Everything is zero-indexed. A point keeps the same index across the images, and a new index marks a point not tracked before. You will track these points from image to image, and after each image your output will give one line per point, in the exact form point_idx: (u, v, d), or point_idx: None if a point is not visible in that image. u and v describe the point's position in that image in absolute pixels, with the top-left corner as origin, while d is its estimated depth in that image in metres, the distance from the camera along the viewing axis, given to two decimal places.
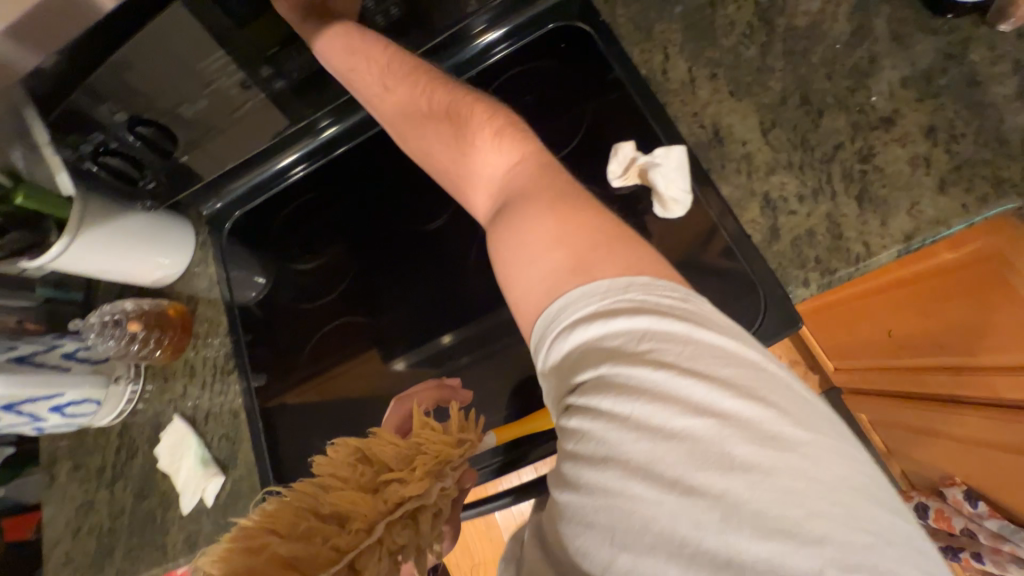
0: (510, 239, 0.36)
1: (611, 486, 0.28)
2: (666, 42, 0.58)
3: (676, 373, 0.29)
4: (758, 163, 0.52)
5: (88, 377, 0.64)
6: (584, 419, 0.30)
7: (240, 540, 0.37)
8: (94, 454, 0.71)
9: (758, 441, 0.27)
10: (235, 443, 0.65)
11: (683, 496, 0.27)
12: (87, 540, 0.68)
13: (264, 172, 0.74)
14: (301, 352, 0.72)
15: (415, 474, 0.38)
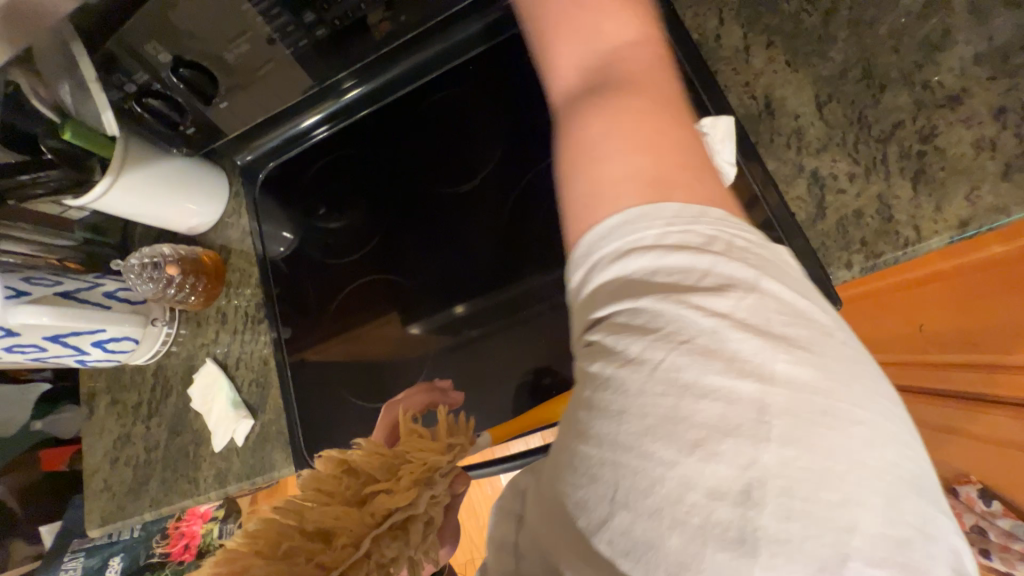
0: (596, 124, 0.35)
1: (635, 443, 0.27)
2: (721, 6, 0.56)
3: (728, 312, 0.28)
4: (810, 138, 0.50)
5: (128, 316, 0.66)
6: (619, 347, 0.29)
7: (222, 563, 0.35)
8: (130, 391, 0.74)
9: (799, 387, 0.26)
10: (265, 389, 0.67)
11: (695, 436, 0.26)
12: (125, 469, 0.72)
13: (289, 131, 0.75)
14: (326, 310, 0.70)
15: (402, 483, 0.38)
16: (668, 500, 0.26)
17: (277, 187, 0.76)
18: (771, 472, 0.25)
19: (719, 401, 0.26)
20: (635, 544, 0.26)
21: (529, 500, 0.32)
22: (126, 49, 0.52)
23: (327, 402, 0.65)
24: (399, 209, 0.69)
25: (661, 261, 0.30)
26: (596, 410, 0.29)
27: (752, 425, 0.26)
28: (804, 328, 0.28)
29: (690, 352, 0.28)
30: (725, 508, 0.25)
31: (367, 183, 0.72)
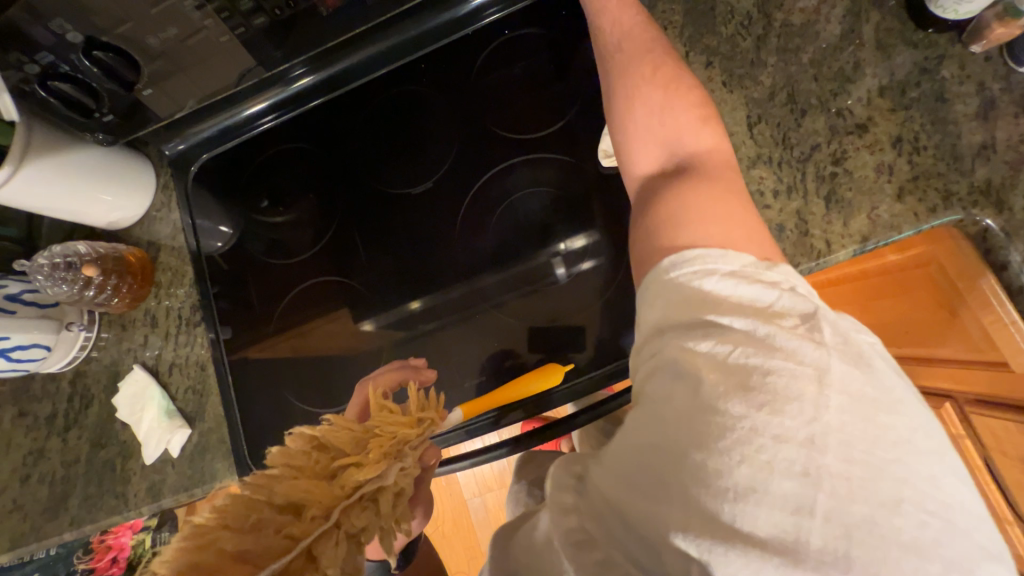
0: (686, 191, 0.44)
1: (755, 460, 0.32)
2: (666, 22, 0.58)
3: (773, 322, 0.36)
4: (741, 155, 0.54)
5: (37, 323, 0.60)
6: (675, 356, 0.37)
7: (190, 538, 0.34)
8: (42, 401, 0.68)
9: (831, 358, 0.34)
10: (203, 396, 0.63)
11: (756, 400, 0.33)
12: (38, 487, 0.66)
13: (231, 118, 0.70)
14: (271, 313, 0.66)
15: (370, 456, 0.41)
16: (725, 447, 0.33)
17: (214, 179, 0.70)
18: (813, 419, 0.32)
19: (766, 376, 0.34)
20: (706, 489, 0.33)
21: (605, 471, 0.39)
22: (19, 27, 0.46)
23: (270, 409, 0.62)
24: (348, 206, 0.67)
25: (700, 299, 0.38)
26: (670, 395, 0.36)
27: (802, 389, 0.33)
28: (871, 389, 0.34)
29: (737, 350, 0.36)
30: (787, 448, 0.32)
31: (318, 175, 0.68)
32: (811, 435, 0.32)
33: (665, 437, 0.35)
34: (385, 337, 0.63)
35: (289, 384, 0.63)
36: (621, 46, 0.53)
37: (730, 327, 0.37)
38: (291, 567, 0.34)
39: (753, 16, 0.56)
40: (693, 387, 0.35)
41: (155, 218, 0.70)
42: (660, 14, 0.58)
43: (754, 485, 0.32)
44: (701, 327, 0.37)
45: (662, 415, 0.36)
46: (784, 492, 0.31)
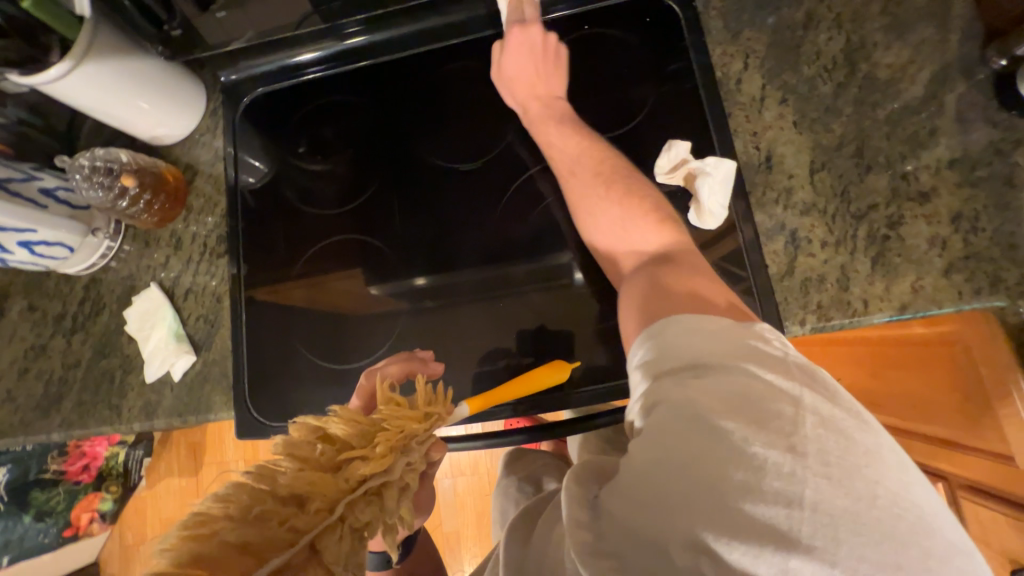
0: (654, 291, 0.45)
1: (741, 463, 0.32)
2: (749, 50, 0.57)
3: (755, 356, 0.36)
4: (798, 199, 0.53)
5: (66, 223, 0.59)
6: (666, 384, 0.37)
7: (192, 524, 0.33)
8: (53, 299, 0.67)
9: (805, 383, 0.35)
10: (213, 327, 0.63)
11: (742, 415, 0.33)
12: (34, 383, 0.66)
13: (280, 60, 0.69)
14: (295, 261, 0.65)
15: (376, 451, 0.40)
16: (715, 452, 0.33)
17: (263, 115, 0.69)
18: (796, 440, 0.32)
19: (749, 397, 0.34)
20: (703, 496, 0.32)
21: (614, 493, 0.37)
22: None
23: (278, 354, 0.62)
24: (395, 168, 0.66)
25: (664, 367, 0.38)
26: (664, 420, 0.35)
27: (786, 411, 0.33)
28: (852, 411, 0.34)
29: (723, 378, 0.35)
30: (774, 453, 0.32)
31: (361, 131, 0.68)
32: (796, 449, 0.32)
33: (659, 450, 0.35)
34: (402, 308, 0.62)
35: (300, 335, 0.62)
36: (576, 169, 0.56)
37: (717, 372, 0.36)
38: (296, 562, 0.33)
39: (837, 62, 0.55)
40: (680, 412, 0.35)
41: (198, 142, 0.69)
42: (744, 41, 0.57)
43: (747, 485, 0.31)
44: (690, 369, 0.37)
45: (656, 431, 0.35)
46: (774, 491, 0.31)
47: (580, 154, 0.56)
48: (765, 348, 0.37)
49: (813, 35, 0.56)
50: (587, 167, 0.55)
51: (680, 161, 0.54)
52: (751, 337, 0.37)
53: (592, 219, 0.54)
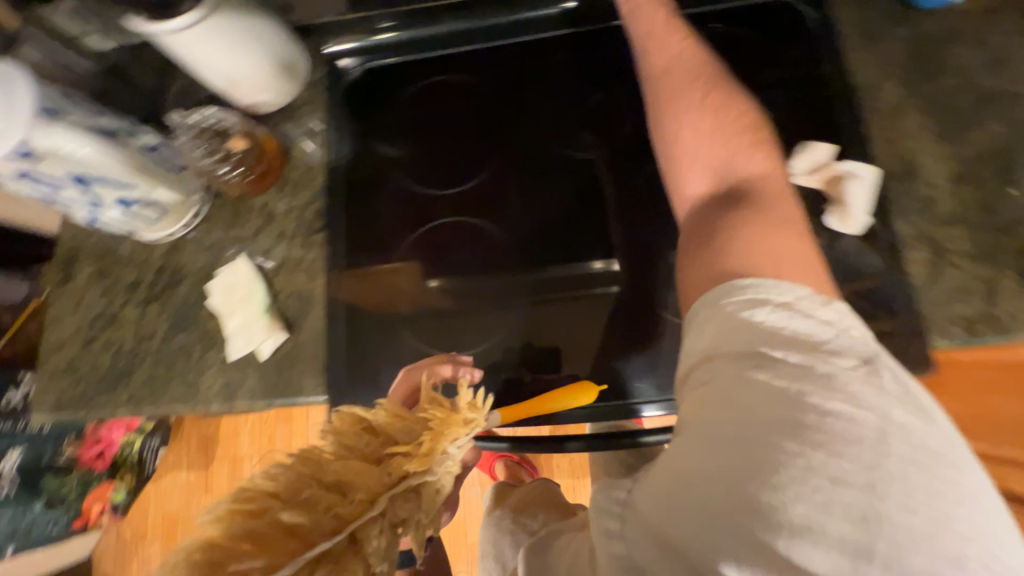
0: (731, 231, 0.43)
1: (812, 478, 0.32)
2: (884, 60, 0.57)
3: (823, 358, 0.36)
4: (941, 209, 0.52)
5: (167, 184, 0.56)
6: (722, 380, 0.36)
7: (244, 503, 0.37)
8: (127, 266, 0.63)
9: (896, 406, 0.34)
10: (306, 305, 0.59)
11: (812, 438, 0.32)
12: (100, 354, 0.61)
13: (366, 42, 0.68)
14: (400, 244, 0.63)
15: (421, 450, 0.41)
16: (784, 463, 0.32)
17: (365, 95, 0.67)
18: (875, 465, 0.31)
19: (823, 414, 0.33)
20: (760, 500, 0.32)
21: (648, 495, 0.36)
22: None
23: (376, 337, 0.60)
24: (502, 155, 0.64)
25: (733, 339, 0.37)
26: (720, 422, 0.34)
27: (864, 432, 0.32)
28: (914, 417, 0.33)
29: (792, 385, 0.35)
30: (847, 485, 0.31)
31: (465, 115, 0.66)
32: (874, 475, 0.31)
33: (716, 440, 0.34)
34: (511, 298, 0.59)
35: (399, 320, 0.60)
36: (667, 76, 0.53)
37: (784, 366, 0.35)
38: (336, 548, 0.36)
39: (977, 76, 0.55)
40: (740, 400, 0.35)
41: (296, 114, 0.66)
42: (880, 50, 0.57)
43: (812, 500, 0.31)
44: (751, 359, 0.36)
45: (710, 432, 0.34)
46: (843, 512, 0.31)
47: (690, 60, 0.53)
48: (846, 360, 0.36)
49: (952, 49, 0.56)
50: (682, 97, 0.51)
51: (820, 164, 0.53)
52: (829, 344, 0.36)
53: (688, 153, 0.50)
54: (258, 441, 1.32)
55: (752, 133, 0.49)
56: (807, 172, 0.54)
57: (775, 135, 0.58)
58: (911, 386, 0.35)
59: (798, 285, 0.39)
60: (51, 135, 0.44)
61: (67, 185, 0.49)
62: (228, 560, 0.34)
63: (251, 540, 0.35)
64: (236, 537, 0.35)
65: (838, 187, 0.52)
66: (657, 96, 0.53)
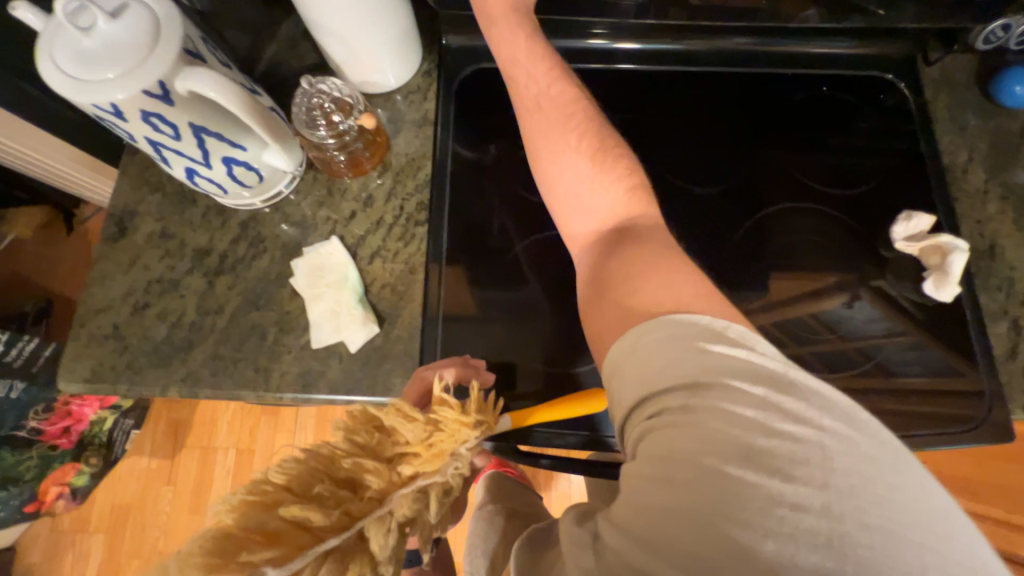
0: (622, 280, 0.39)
1: (761, 503, 0.29)
2: (972, 146, 0.62)
3: (756, 374, 0.33)
4: (1019, 290, 0.57)
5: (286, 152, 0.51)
6: (663, 412, 0.33)
7: (257, 493, 0.33)
8: (196, 231, 0.57)
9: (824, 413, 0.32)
10: (401, 300, 0.55)
11: (766, 467, 0.30)
12: (153, 323, 0.54)
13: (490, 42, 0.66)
14: (507, 251, 0.60)
15: (430, 450, 0.37)
16: (742, 487, 0.30)
17: (474, 93, 0.66)
18: (834, 491, 0.29)
19: (769, 436, 0.31)
20: (722, 520, 0.29)
21: (614, 527, 0.32)
22: None
23: (478, 349, 0.55)
24: None
25: (658, 376, 0.34)
26: (672, 452, 0.32)
27: (808, 451, 0.31)
28: (859, 426, 0.32)
29: (730, 404, 0.32)
30: (806, 516, 0.29)
31: None
32: (829, 497, 0.29)
33: (682, 470, 0.31)
34: None
35: (503, 332, 0.56)
36: (542, 101, 0.49)
37: (724, 387, 0.33)
38: (346, 546, 0.32)
39: None
40: (693, 424, 0.32)
41: (403, 100, 0.63)
42: (969, 137, 0.63)
43: (755, 519, 0.29)
44: (684, 388, 0.33)
45: (665, 462, 0.31)
46: (811, 543, 0.28)
47: (539, 99, 0.49)
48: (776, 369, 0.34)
49: None
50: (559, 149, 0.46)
51: (920, 233, 0.58)
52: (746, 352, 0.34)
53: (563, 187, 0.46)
54: (237, 433, 1.22)
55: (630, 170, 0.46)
56: (908, 239, 0.58)
57: (872, 200, 0.61)
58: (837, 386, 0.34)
59: (695, 311, 0.36)
60: (191, 80, 0.39)
61: (180, 136, 0.43)
62: (232, 555, 0.30)
63: (263, 532, 0.32)
64: (250, 527, 0.32)
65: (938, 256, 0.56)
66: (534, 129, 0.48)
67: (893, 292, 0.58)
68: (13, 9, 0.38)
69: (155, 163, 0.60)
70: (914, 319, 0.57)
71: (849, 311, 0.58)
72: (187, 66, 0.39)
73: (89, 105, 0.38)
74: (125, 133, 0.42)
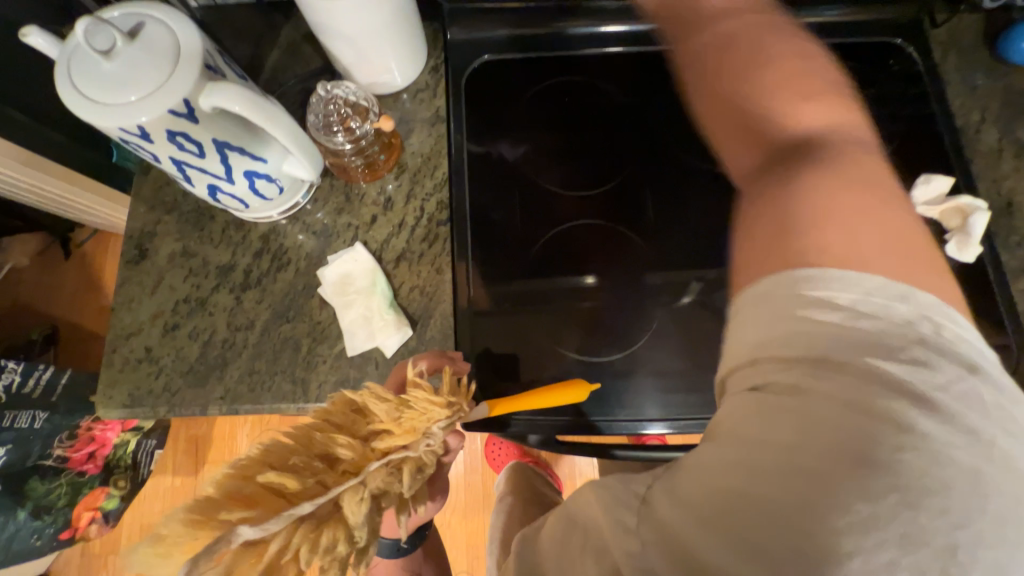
0: (770, 206, 0.38)
1: (875, 512, 0.25)
2: (984, 106, 0.63)
3: (900, 361, 0.29)
4: None
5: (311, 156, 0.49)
6: (771, 389, 0.31)
7: (236, 465, 0.33)
8: (218, 248, 0.57)
9: (981, 424, 0.27)
10: (433, 301, 0.56)
11: (888, 471, 0.26)
12: (185, 343, 0.54)
13: (495, 35, 0.65)
14: (532, 244, 0.60)
15: (402, 426, 0.36)
16: (856, 500, 0.25)
17: (484, 86, 0.65)
18: (964, 509, 0.25)
19: (901, 448, 0.26)
20: (807, 518, 0.26)
21: (676, 499, 0.31)
22: None
23: (514, 347, 0.56)
24: (635, 158, 0.63)
25: (794, 349, 0.31)
26: (772, 436, 0.28)
27: (955, 478, 0.25)
28: (1016, 444, 0.27)
29: (866, 393, 0.28)
30: (920, 533, 0.24)
31: (594, 117, 0.64)
32: (957, 538, 0.24)
33: (780, 461, 0.27)
34: (647, 306, 0.58)
35: (535, 324, 0.57)
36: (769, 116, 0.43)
37: (876, 400, 0.28)
38: (319, 513, 0.32)
39: None
40: (809, 410, 0.28)
41: (412, 98, 0.63)
42: (981, 96, 0.63)
43: (859, 526, 0.25)
44: (805, 362, 0.30)
45: (761, 445, 0.28)
46: (920, 559, 0.24)
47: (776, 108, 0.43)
48: (941, 372, 0.29)
49: None
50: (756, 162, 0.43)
51: (938, 196, 0.59)
52: (909, 347, 0.30)
53: (718, 112, 0.46)
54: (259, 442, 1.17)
55: (824, 92, 0.43)
56: (929, 203, 0.58)
57: (890, 166, 0.62)
58: (1021, 421, 0.28)
59: (866, 272, 0.32)
60: (215, 96, 0.38)
61: (204, 154, 0.42)
62: (212, 513, 0.31)
63: (240, 501, 0.31)
64: (230, 493, 0.32)
65: (960, 217, 0.57)
66: (713, 69, 0.47)
67: None
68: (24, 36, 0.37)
69: (168, 182, 0.59)
70: None
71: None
72: (210, 82, 0.38)
73: (115, 129, 0.37)
74: (148, 154, 0.42)
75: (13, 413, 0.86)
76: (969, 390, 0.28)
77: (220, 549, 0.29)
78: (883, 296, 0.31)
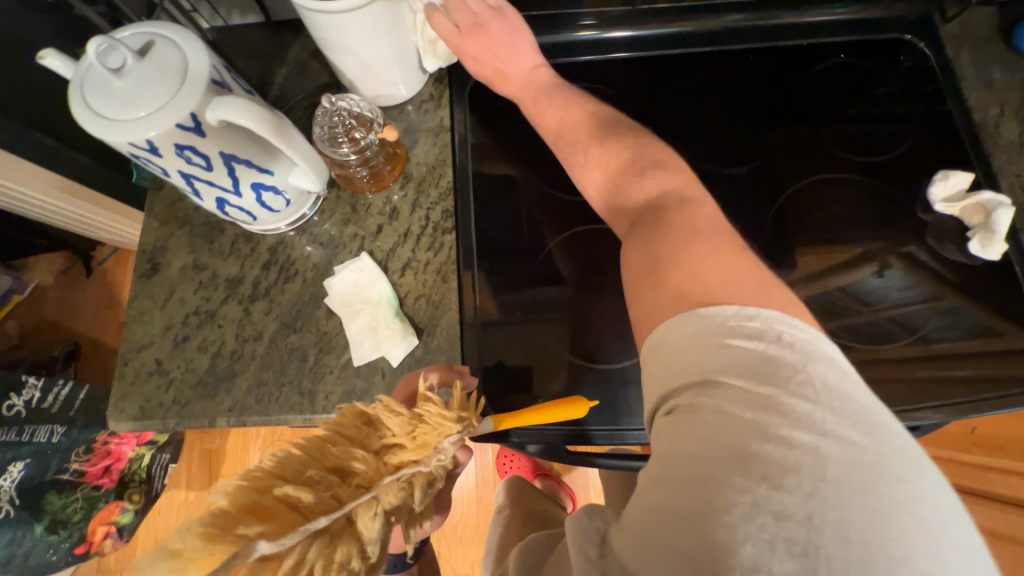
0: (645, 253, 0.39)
1: (743, 511, 0.27)
2: (1003, 99, 0.61)
3: (757, 373, 0.31)
4: None
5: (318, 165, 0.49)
6: (672, 411, 0.32)
7: (250, 478, 0.32)
8: (227, 260, 0.58)
9: (828, 419, 0.29)
10: (439, 309, 0.55)
11: (755, 472, 0.28)
12: (195, 355, 0.54)
13: None
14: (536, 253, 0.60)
15: (416, 441, 0.35)
16: (728, 503, 0.27)
17: (489, 99, 0.66)
18: (814, 497, 0.27)
19: (764, 446, 0.29)
20: (697, 527, 0.28)
21: (623, 533, 0.31)
22: None
23: (520, 355, 0.55)
24: None
25: (678, 372, 0.32)
26: (675, 453, 0.30)
27: (806, 470, 0.28)
28: (863, 434, 0.29)
29: (730, 407, 0.30)
30: (786, 529, 0.26)
31: None
32: (814, 530, 0.26)
33: (673, 474, 0.30)
34: None
35: (544, 331, 0.56)
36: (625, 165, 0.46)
37: (733, 408, 0.30)
38: (334, 527, 0.31)
39: None
40: (697, 426, 0.30)
41: (415, 110, 0.63)
42: (998, 90, 0.61)
43: (735, 529, 0.27)
44: (698, 384, 0.32)
45: (669, 465, 0.30)
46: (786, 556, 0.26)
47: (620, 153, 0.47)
48: (788, 374, 0.30)
49: None
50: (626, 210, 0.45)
51: (959, 192, 0.57)
52: (764, 357, 0.31)
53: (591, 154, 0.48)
54: None
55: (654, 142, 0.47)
56: (948, 201, 0.57)
57: (906, 163, 0.60)
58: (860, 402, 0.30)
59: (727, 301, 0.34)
60: (222, 109, 0.39)
61: (212, 166, 0.43)
62: (229, 528, 0.29)
63: (254, 515, 0.30)
64: (243, 506, 0.30)
65: (981, 214, 0.55)
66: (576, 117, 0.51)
67: (937, 253, 0.57)
68: (42, 58, 0.38)
69: (179, 197, 0.60)
70: (961, 280, 0.55)
71: (881, 280, 0.56)
72: (217, 97, 0.39)
73: (125, 143, 0.38)
74: (158, 168, 0.42)
75: (33, 427, 0.89)
76: (808, 380, 0.30)
77: (237, 563, 0.27)
78: (741, 317, 0.33)
